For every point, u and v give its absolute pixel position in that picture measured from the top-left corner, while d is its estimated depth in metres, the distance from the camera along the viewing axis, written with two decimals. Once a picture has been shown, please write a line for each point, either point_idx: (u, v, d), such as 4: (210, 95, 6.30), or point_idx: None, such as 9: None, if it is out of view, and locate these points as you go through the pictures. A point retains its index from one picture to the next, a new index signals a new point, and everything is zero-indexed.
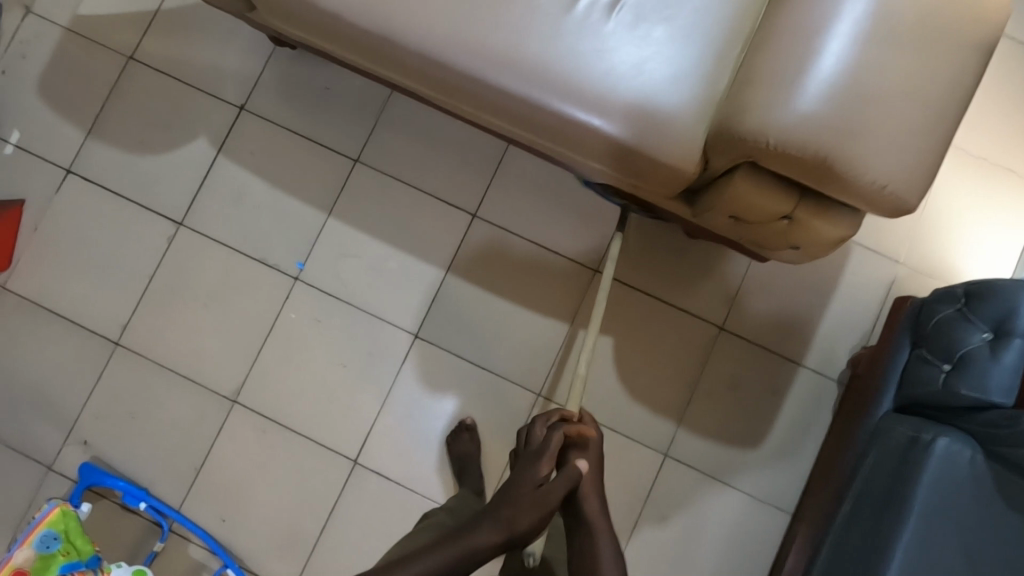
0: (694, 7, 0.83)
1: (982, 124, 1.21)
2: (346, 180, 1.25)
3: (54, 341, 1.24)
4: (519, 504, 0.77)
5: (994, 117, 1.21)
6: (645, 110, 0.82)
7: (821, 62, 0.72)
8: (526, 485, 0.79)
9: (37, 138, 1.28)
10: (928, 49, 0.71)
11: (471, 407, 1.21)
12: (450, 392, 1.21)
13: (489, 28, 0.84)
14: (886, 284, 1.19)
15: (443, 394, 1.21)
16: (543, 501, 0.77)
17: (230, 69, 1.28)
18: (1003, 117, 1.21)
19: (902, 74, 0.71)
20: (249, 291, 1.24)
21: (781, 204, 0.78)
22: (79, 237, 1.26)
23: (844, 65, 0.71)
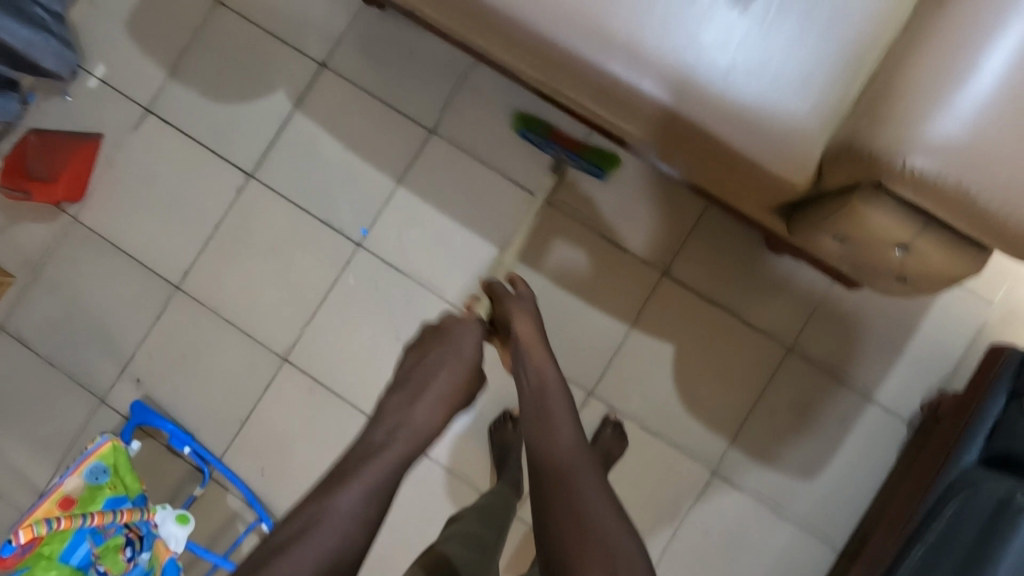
0: (834, 5, 0.77)
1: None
2: (420, 150, 1.22)
3: (119, 277, 1.25)
4: (443, 374, 0.82)
5: None
6: (760, 112, 0.78)
7: (975, 82, 0.67)
8: (447, 364, 0.83)
9: (121, 75, 1.28)
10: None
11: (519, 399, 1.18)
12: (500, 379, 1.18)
13: (605, 8, 0.80)
14: (976, 326, 1.11)
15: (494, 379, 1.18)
16: (469, 358, 0.84)
17: (316, 23, 1.25)
18: None
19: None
20: (312, 250, 1.23)
21: (900, 231, 0.72)
22: (152, 178, 1.26)
23: (999, 89, 0.67)
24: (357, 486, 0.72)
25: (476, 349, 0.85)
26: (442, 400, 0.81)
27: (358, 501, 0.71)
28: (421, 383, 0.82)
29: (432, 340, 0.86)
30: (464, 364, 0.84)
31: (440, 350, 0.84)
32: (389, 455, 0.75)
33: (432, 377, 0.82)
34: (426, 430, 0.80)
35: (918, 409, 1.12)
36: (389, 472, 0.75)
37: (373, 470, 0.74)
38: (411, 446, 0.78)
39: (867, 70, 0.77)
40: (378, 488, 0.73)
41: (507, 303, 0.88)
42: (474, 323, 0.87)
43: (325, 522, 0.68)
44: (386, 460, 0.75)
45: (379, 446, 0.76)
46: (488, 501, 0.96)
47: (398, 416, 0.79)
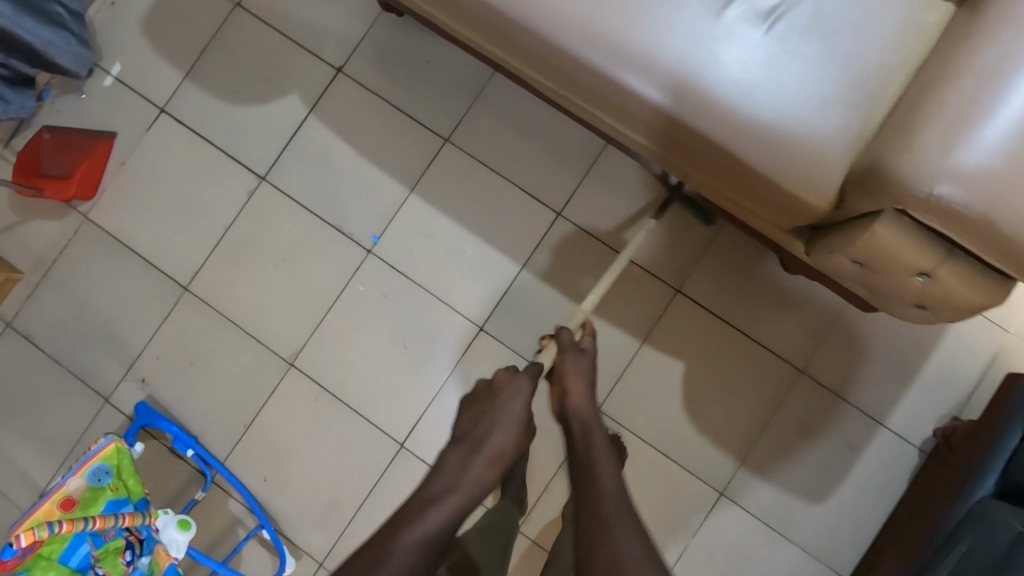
0: (857, 30, 0.77)
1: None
2: (434, 158, 1.21)
3: (128, 276, 1.25)
4: (496, 433, 0.81)
5: None
6: (781, 134, 0.77)
7: (1004, 108, 0.66)
8: (499, 422, 0.82)
9: (137, 74, 1.28)
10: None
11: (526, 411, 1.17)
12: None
13: (626, 24, 0.79)
14: (992, 354, 1.09)
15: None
16: (518, 417, 0.83)
17: (335, 29, 1.25)
18: None
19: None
20: (322, 256, 1.22)
21: (922, 258, 0.71)
22: (165, 178, 1.26)
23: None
24: (419, 533, 0.68)
25: (524, 405, 0.84)
26: (493, 458, 0.79)
27: (416, 549, 0.66)
28: (478, 437, 0.81)
29: (482, 398, 0.86)
30: (517, 422, 0.83)
31: (490, 409, 0.84)
32: (450, 502, 0.72)
33: (488, 432, 0.81)
34: (481, 483, 0.76)
35: (930, 436, 1.10)
36: (447, 521, 0.70)
37: (434, 518, 0.70)
38: (469, 496, 0.74)
39: (891, 93, 0.76)
40: (437, 537, 0.69)
41: (567, 357, 0.87)
42: (523, 380, 0.86)
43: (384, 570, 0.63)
44: (444, 509, 0.71)
45: (438, 493, 0.73)
46: (490, 518, 0.93)
47: (457, 468, 0.77)
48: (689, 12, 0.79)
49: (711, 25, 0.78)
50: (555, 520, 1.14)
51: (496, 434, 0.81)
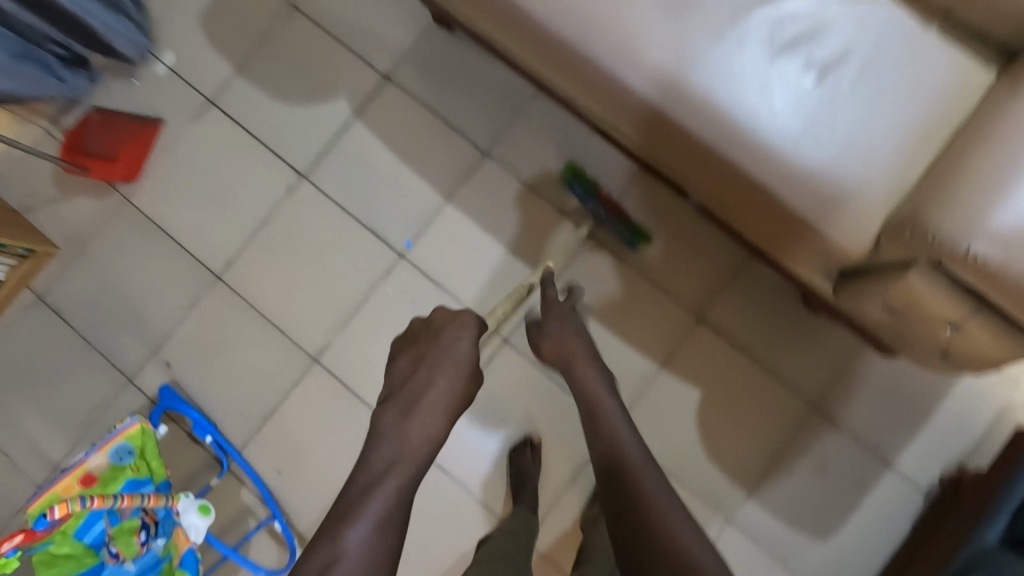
0: (904, 87, 0.80)
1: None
2: (472, 170, 1.25)
3: (161, 260, 1.27)
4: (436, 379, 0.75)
5: None
6: (823, 180, 0.81)
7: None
8: (441, 364, 0.76)
9: (190, 65, 1.31)
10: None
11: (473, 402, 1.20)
12: (530, 405, 1.19)
13: (684, 64, 0.83)
14: (1001, 407, 1.12)
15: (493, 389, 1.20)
16: (465, 358, 0.77)
17: (384, 37, 1.29)
18: None
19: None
20: (354, 256, 1.25)
21: (951, 311, 0.74)
22: (207, 167, 1.29)
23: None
24: (362, 524, 0.65)
25: (471, 342, 0.78)
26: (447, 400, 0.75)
27: (366, 538, 0.64)
28: (415, 393, 0.75)
29: (425, 336, 0.80)
30: (464, 359, 0.77)
31: (434, 348, 0.78)
32: (393, 483, 0.68)
33: (430, 381, 0.75)
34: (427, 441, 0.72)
35: (935, 481, 1.13)
36: (396, 501, 0.68)
37: (378, 505, 0.67)
38: (413, 470, 0.70)
39: (931, 149, 0.80)
40: (392, 516, 0.67)
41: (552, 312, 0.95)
42: (467, 317, 0.80)
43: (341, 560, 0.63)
44: (389, 485, 0.68)
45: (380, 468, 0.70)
46: (513, 523, 1.05)
47: (394, 436, 0.72)
48: (744, 59, 0.82)
49: (764, 73, 0.82)
50: (564, 535, 1.17)
51: (438, 381, 0.75)
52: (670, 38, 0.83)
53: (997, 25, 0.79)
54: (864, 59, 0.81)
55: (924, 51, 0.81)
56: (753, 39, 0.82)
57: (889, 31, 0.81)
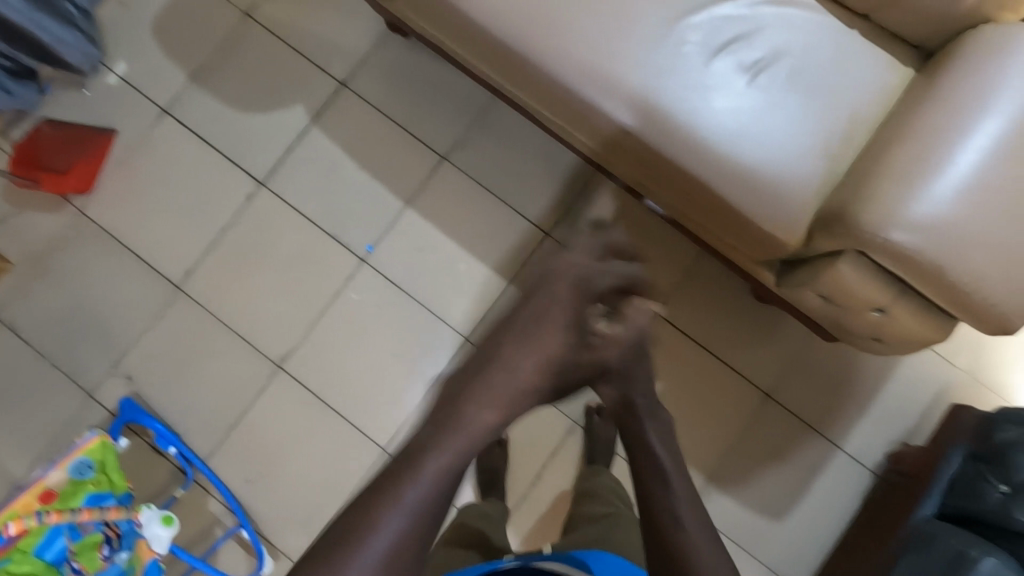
0: (831, 87, 0.85)
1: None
2: (431, 174, 1.26)
3: (119, 273, 1.26)
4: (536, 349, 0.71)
5: None
6: (760, 176, 0.84)
7: (959, 158, 0.73)
8: (545, 344, 0.71)
9: (141, 74, 1.30)
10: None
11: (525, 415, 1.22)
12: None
13: (626, 67, 0.86)
14: (938, 388, 1.19)
15: None
16: (577, 342, 0.72)
17: (340, 43, 1.30)
18: None
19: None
20: (317, 262, 1.25)
21: (878, 296, 0.79)
22: (164, 177, 1.28)
23: (982, 166, 0.72)
24: (398, 514, 0.63)
25: (615, 338, 0.74)
26: (544, 371, 0.71)
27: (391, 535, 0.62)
28: (506, 362, 0.71)
29: (544, 311, 0.72)
30: (567, 358, 0.72)
31: (539, 333, 0.71)
32: (438, 466, 0.66)
33: (530, 354, 0.71)
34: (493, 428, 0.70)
35: (880, 460, 1.19)
36: (433, 495, 0.64)
37: (413, 494, 0.64)
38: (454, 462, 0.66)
39: (857, 144, 0.85)
40: (421, 509, 0.64)
41: (632, 315, 0.74)
42: (639, 309, 0.74)
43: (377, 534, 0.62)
44: (434, 474, 0.65)
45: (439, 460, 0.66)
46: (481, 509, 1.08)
47: (461, 418, 0.69)
48: (682, 61, 0.86)
49: (701, 74, 0.86)
50: (531, 530, 1.19)
51: (545, 348, 0.71)
52: (611, 43, 0.87)
53: (913, 26, 0.84)
54: (793, 60, 0.86)
55: (848, 53, 0.86)
56: (689, 42, 0.86)
57: (815, 34, 0.86)
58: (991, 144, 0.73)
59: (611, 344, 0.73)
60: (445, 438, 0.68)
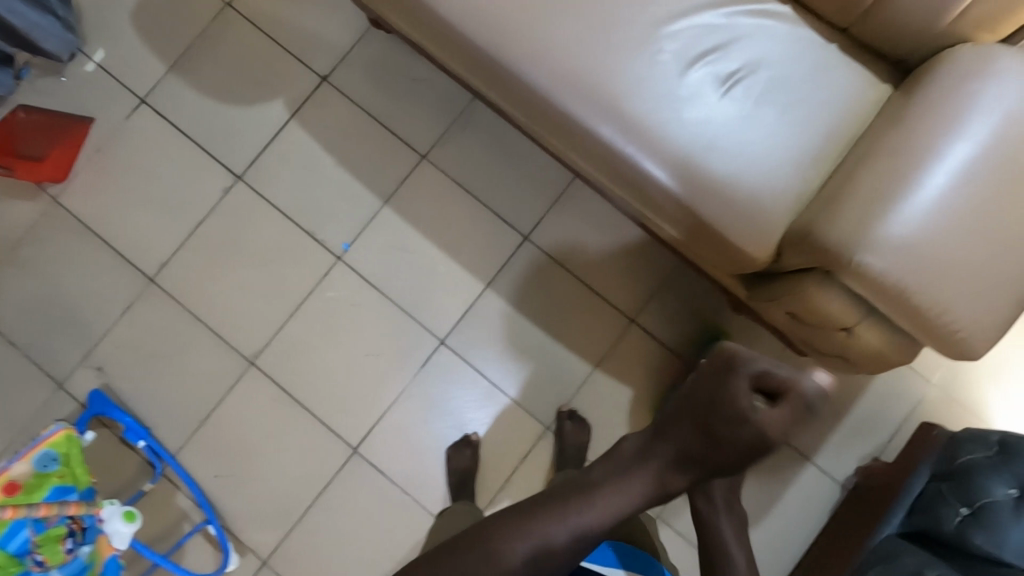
0: (807, 101, 0.84)
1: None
2: (410, 174, 1.25)
3: (93, 264, 1.25)
4: (691, 434, 0.62)
5: None
6: (731, 189, 0.83)
7: (931, 178, 0.72)
8: (710, 417, 0.61)
9: (119, 62, 1.28)
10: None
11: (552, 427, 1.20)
12: (482, 407, 1.21)
13: (600, 75, 0.85)
14: (912, 403, 1.18)
15: (432, 390, 1.22)
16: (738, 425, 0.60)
17: (322, 37, 1.28)
18: None
19: (1011, 215, 0.70)
20: (292, 259, 1.24)
21: (844, 316, 0.78)
22: (141, 168, 1.27)
23: (952, 188, 0.71)
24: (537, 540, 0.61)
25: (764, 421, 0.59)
26: (682, 459, 0.62)
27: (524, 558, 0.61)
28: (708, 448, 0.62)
29: (715, 385, 0.61)
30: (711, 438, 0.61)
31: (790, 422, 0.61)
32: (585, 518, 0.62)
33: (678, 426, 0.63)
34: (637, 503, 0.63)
35: (852, 474, 1.18)
36: (581, 536, 0.62)
37: (563, 532, 0.61)
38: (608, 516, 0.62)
39: (830, 160, 0.83)
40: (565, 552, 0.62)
41: (798, 399, 0.59)
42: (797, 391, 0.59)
43: (513, 557, 0.61)
44: (570, 525, 0.62)
45: (582, 515, 0.62)
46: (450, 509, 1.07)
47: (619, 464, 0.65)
48: (658, 69, 0.84)
49: (676, 84, 0.84)
50: None
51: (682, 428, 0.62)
52: (586, 49, 0.85)
53: (890, 41, 0.83)
54: (771, 73, 0.84)
55: (826, 67, 0.85)
56: (666, 51, 0.85)
57: (793, 48, 0.85)
58: (962, 166, 0.71)
59: (771, 431, 0.59)
60: (596, 491, 0.63)
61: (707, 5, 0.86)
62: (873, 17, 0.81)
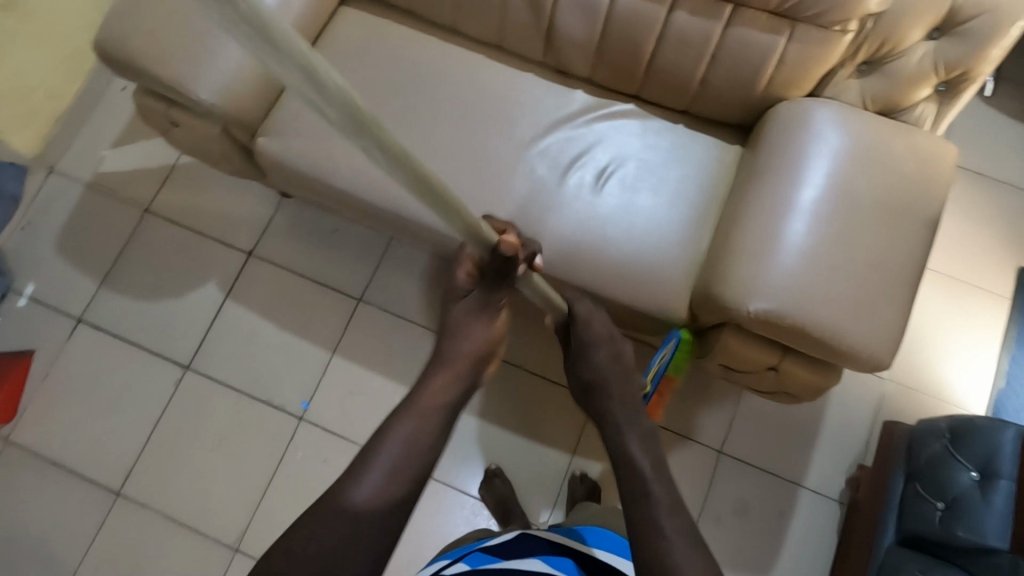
0: (674, 177, 0.94)
1: (956, 249, 1.29)
2: (351, 318, 1.30)
3: (57, 492, 1.23)
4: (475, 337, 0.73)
5: (968, 245, 1.30)
6: (634, 270, 0.89)
7: (790, 225, 0.80)
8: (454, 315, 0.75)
9: (51, 289, 1.33)
10: (894, 226, 0.79)
11: (535, 493, 1.21)
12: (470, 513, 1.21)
13: (489, 202, 0.93)
14: (875, 402, 1.23)
15: (420, 524, 1.21)
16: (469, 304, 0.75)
17: (240, 216, 1.36)
18: (975, 245, 1.30)
19: (869, 239, 0.79)
20: (256, 431, 1.25)
21: (767, 357, 0.84)
22: (89, 384, 1.28)
23: (813, 230, 0.79)
24: (397, 432, 0.64)
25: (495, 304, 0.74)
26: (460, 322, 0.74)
27: (394, 455, 0.62)
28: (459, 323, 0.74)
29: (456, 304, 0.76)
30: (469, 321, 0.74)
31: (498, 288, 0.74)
32: (408, 422, 0.65)
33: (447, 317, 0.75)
34: (436, 405, 0.67)
35: (844, 487, 1.20)
36: (413, 438, 0.64)
37: (410, 422, 0.65)
38: (445, 393, 0.69)
39: (712, 221, 0.92)
40: (399, 463, 0.62)
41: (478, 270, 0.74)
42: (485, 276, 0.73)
43: (372, 471, 0.60)
44: (403, 431, 0.64)
45: (421, 419, 0.66)
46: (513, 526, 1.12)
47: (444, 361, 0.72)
48: (538, 185, 0.94)
49: (557, 192, 0.93)
50: None
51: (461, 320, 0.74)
52: (469, 183, 0.94)
53: (725, 111, 0.94)
54: (635, 163, 0.95)
55: (680, 145, 0.96)
56: (540, 168, 0.94)
57: (648, 137, 0.96)
58: (814, 208, 0.80)
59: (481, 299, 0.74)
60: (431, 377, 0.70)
61: (565, 120, 0.97)
62: (704, 95, 0.93)
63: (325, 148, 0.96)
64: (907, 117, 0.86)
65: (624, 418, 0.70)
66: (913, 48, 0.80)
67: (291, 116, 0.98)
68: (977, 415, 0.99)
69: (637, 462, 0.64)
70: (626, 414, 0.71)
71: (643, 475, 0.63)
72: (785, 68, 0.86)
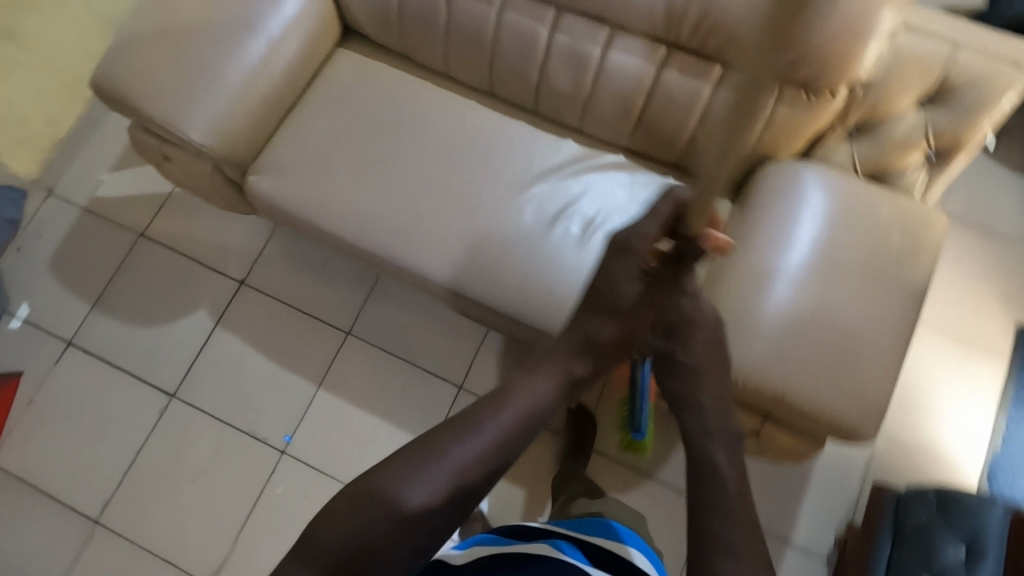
0: None
1: (952, 302, 1.28)
2: (338, 352, 1.30)
3: (36, 519, 1.22)
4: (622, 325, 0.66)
5: (964, 299, 1.28)
6: None
7: (775, 288, 0.79)
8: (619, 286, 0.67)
9: (43, 312, 1.33)
10: (879, 296, 0.78)
11: None
12: None
13: (473, 250, 0.93)
14: (865, 458, 1.20)
15: None
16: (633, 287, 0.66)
17: (233, 245, 1.36)
18: (971, 299, 1.28)
19: (853, 307, 0.77)
20: (237, 463, 1.24)
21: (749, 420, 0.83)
22: (74, 410, 1.28)
23: (797, 295, 0.78)
24: (490, 430, 0.63)
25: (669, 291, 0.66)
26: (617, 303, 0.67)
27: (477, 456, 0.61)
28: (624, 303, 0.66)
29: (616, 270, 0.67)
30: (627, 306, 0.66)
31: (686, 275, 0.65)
32: (513, 411, 0.64)
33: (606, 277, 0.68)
34: (542, 404, 0.65)
35: (832, 546, 1.17)
36: (498, 439, 0.62)
37: (508, 416, 0.64)
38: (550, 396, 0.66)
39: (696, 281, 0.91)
40: (479, 460, 0.61)
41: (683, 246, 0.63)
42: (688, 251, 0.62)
43: (435, 472, 0.60)
44: (494, 429, 0.63)
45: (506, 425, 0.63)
46: None
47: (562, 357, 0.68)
48: (523, 234, 0.93)
49: (543, 243, 0.92)
50: None
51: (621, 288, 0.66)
52: (454, 229, 0.94)
53: None
54: (621, 215, 0.94)
55: None
56: (526, 217, 0.94)
57: (636, 190, 0.96)
58: (799, 273, 0.79)
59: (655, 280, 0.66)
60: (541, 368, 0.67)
61: (553, 170, 0.97)
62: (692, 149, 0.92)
63: (312, 190, 0.97)
64: (898, 182, 0.85)
65: (715, 420, 0.64)
66: (905, 115, 0.80)
67: (281, 156, 0.99)
68: (967, 491, 0.97)
69: (724, 480, 0.60)
70: (719, 415, 0.65)
71: (726, 495, 0.59)
72: (773, 128, 0.84)
